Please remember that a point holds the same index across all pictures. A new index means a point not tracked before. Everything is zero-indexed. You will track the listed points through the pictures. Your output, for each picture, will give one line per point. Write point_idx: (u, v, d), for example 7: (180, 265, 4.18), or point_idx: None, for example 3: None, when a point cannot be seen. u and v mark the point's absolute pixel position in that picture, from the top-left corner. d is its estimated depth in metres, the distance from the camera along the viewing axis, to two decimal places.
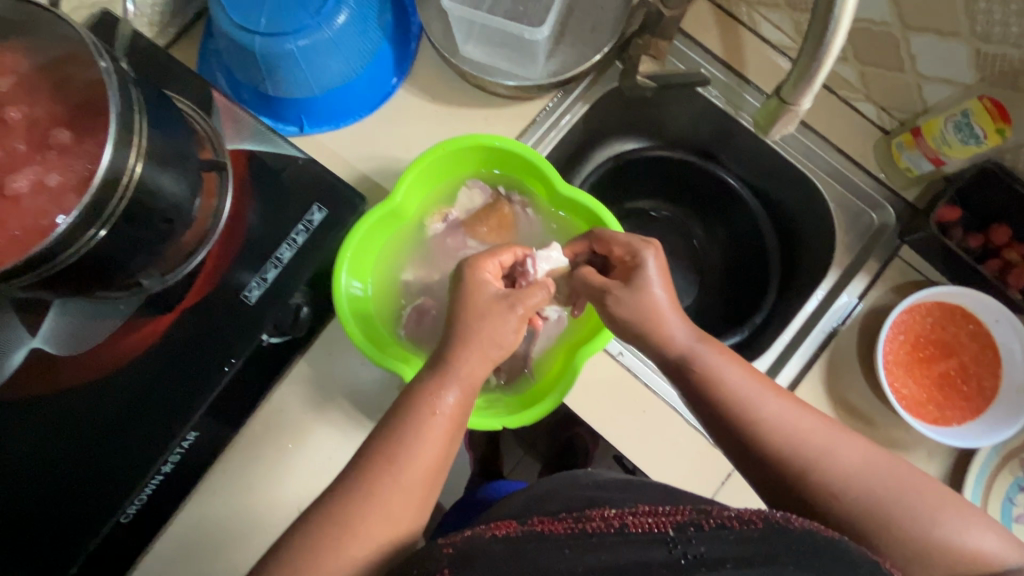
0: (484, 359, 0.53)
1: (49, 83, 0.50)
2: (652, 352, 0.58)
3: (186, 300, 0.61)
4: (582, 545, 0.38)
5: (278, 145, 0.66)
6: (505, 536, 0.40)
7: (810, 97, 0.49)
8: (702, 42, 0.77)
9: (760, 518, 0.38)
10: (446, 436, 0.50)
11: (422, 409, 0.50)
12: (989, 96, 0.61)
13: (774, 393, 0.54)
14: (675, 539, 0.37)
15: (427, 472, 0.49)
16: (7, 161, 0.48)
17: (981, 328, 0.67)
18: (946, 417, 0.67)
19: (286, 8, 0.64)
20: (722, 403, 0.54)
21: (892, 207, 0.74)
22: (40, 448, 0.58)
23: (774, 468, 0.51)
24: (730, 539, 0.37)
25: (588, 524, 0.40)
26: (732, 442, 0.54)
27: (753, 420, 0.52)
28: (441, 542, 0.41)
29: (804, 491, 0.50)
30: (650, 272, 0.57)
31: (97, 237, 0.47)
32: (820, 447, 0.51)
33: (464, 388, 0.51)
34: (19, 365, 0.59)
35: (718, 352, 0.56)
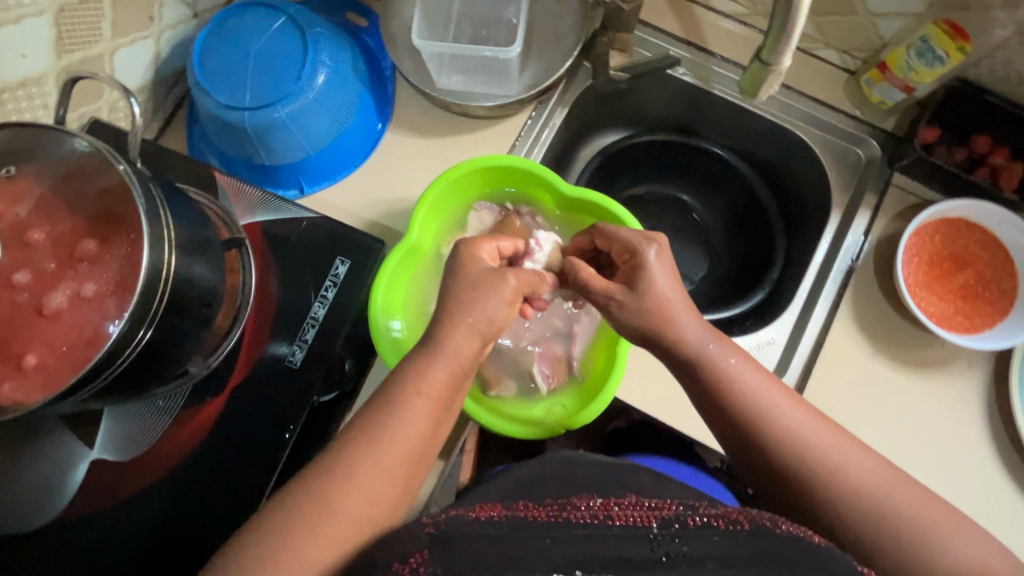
0: (473, 332, 0.51)
1: (65, 199, 0.51)
2: (663, 355, 0.56)
3: (233, 379, 0.62)
4: (565, 534, 0.39)
5: (288, 210, 0.68)
6: (486, 520, 0.41)
7: (790, 55, 0.51)
8: (661, 26, 0.80)
9: (747, 520, 0.41)
10: (429, 416, 0.49)
11: (407, 389, 0.48)
12: (943, 20, 0.64)
13: (788, 400, 0.54)
14: (659, 537, 0.39)
15: (410, 451, 0.48)
16: (38, 282, 0.49)
17: (988, 234, 0.70)
18: (977, 324, 0.69)
19: (267, 81, 0.66)
20: (737, 409, 0.53)
21: (874, 139, 0.77)
22: (118, 558, 0.58)
23: (787, 475, 0.51)
24: (715, 539, 0.39)
25: (572, 514, 0.42)
26: (736, 441, 0.54)
27: (771, 425, 0.52)
28: (422, 520, 0.41)
29: (800, 495, 0.51)
30: (658, 270, 0.56)
31: (145, 338, 0.48)
32: (831, 456, 0.51)
33: (452, 368, 0.50)
34: (82, 480, 0.59)
35: (735, 357, 0.55)
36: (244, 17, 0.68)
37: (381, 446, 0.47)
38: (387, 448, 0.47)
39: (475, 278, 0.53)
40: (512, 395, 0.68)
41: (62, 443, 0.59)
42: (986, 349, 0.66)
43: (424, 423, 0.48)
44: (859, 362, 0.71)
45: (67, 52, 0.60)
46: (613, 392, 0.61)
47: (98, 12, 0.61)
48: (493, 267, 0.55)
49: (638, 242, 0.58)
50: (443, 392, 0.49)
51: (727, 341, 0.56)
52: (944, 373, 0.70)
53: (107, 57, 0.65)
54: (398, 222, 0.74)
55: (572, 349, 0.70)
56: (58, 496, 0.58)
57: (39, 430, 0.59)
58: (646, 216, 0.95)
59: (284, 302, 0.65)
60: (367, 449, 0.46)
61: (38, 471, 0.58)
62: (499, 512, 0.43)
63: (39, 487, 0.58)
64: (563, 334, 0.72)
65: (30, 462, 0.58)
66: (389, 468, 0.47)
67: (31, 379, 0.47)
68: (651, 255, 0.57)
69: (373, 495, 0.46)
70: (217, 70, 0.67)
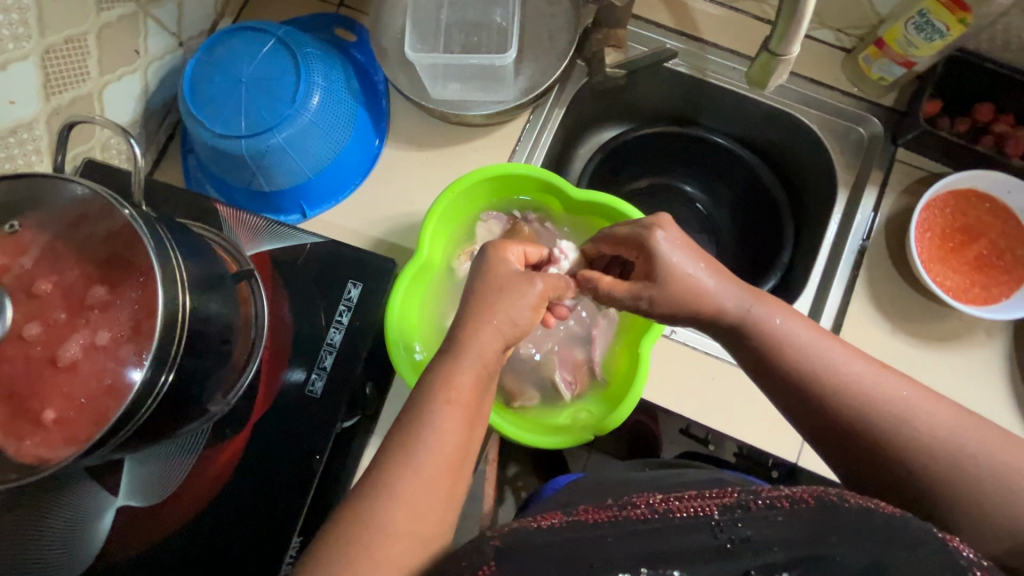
0: (498, 333, 0.50)
1: (70, 246, 0.50)
2: (703, 320, 0.55)
3: (254, 413, 0.61)
4: (629, 534, 0.36)
5: (292, 236, 0.67)
6: (548, 528, 0.38)
7: (798, 44, 0.51)
8: (652, 18, 0.79)
9: (813, 497, 0.37)
10: (464, 422, 0.47)
11: (437, 398, 0.46)
12: None
13: (843, 350, 0.51)
14: (721, 524, 0.37)
15: (450, 461, 0.45)
16: (50, 334, 0.47)
17: (998, 203, 0.70)
18: (994, 295, 0.69)
19: (262, 106, 0.65)
20: (789, 365, 0.51)
21: (875, 116, 0.77)
22: None
23: (859, 432, 0.48)
24: (778, 521, 0.36)
25: (633, 511, 0.38)
26: (796, 407, 0.51)
27: (831, 382, 0.49)
28: (486, 534, 0.38)
29: (879, 456, 0.48)
30: (671, 245, 0.55)
31: (167, 381, 0.48)
32: (902, 406, 0.47)
33: (478, 370, 0.48)
34: (110, 529, 0.58)
35: (778, 311, 0.53)
36: (232, 42, 0.67)
37: (418, 460, 0.45)
38: (427, 462, 0.45)
39: (495, 283, 0.52)
40: (535, 405, 0.67)
41: (86, 494, 0.58)
42: (1005, 319, 0.66)
43: (457, 429, 0.46)
44: (880, 342, 0.70)
45: (56, 94, 0.59)
46: (640, 392, 0.60)
47: (84, 50, 0.60)
48: (519, 269, 0.54)
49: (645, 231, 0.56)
50: (473, 396, 0.48)
51: (768, 297, 0.54)
52: (964, 345, 0.70)
53: (96, 96, 0.63)
54: (405, 239, 0.73)
55: (592, 353, 0.70)
56: (84, 552, 0.57)
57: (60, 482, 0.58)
58: (651, 210, 0.95)
59: (298, 329, 0.64)
60: (403, 462, 0.44)
61: (62, 526, 0.57)
62: (561, 518, 0.39)
63: (66, 540, 0.57)
64: (581, 339, 0.71)
65: (54, 516, 0.57)
66: (446, 491, 0.45)
67: (52, 434, 0.46)
68: (659, 239, 0.55)
69: (421, 512, 0.43)
70: (210, 98, 0.66)
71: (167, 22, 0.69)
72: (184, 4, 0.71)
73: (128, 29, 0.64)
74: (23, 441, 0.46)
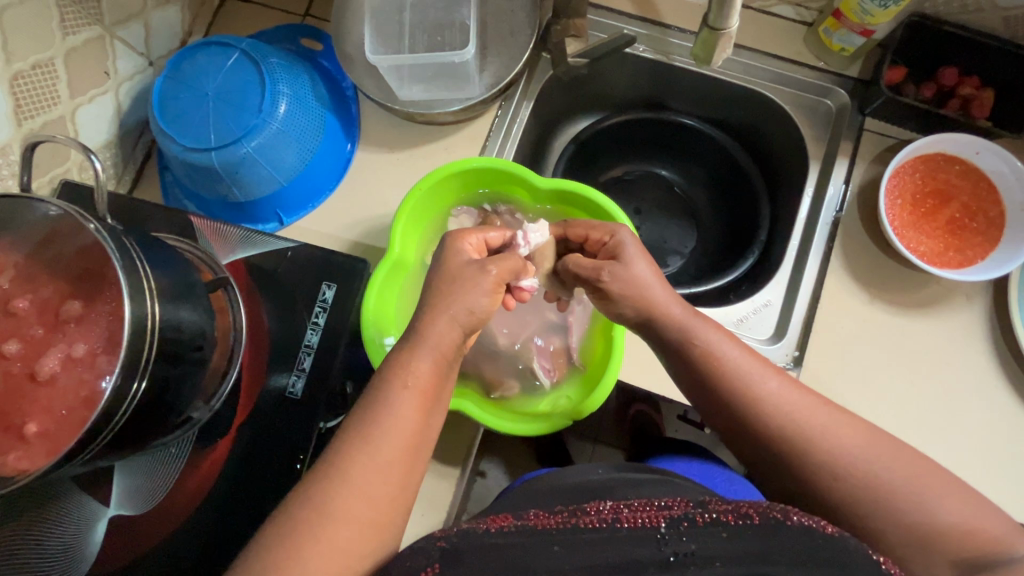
0: (453, 322, 0.51)
1: (46, 265, 0.51)
2: (650, 334, 0.57)
3: (237, 418, 0.63)
4: (570, 541, 0.39)
5: (267, 243, 0.68)
6: (499, 531, 0.41)
7: (737, 17, 0.51)
8: (613, 6, 0.80)
9: (759, 514, 0.40)
10: (420, 408, 0.48)
11: (393, 383, 0.48)
12: None
13: (771, 370, 0.54)
14: (666, 537, 0.39)
15: (406, 445, 0.47)
16: (29, 350, 0.49)
17: (968, 165, 0.70)
18: (970, 257, 0.68)
19: (229, 118, 0.66)
20: (723, 382, 0.53)
21: (842, 87, 0.76)
22: None
23: (779, 447, 0.51)
24: (723, 537, 0.39)
25: (582, 519, 0.41)
26: (717, 412, 0.54)
27: (757, 401, 0.52)
28: (436, 534, 0.42)
29: (793, 474, 0.50)
30: (632, 251, 0.58)
31: (141, 389, 0.49)
32: (815, 425, 0.50)
33: (436, 358, 0.49)
34: (103, 539, 0.59)
35: (715, 330, 0.55)
36: (197, 59, 0.68)
37: (376, 442, 0.46)
38: (382, 445, 0.46)
39: (459, 273, 0.53)
40: (516, 393, 0.68)
41: (80, 505, 0.60)
42: (979, 281, 0.66)
43: (415, 415, 0.48)
44: (857, 312, 0.70)
45: (28, 119, 0.60)
46: (615, 376, 0.61)
47: (53, 75, 0.62)
48: (476, 259, 0.55)
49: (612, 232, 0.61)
50: (431, 384, 0.49)
51: (709, 319, 0.56)
52: (944, 309, 0.69)
53: (68, 118, 0.65)
54: (380, 239, 0.74)
55: (570, 340, 0.71)
56: (77, 564, 0.59)
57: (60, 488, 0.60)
58: (630, 197, 0.95)
59: (277, 334, 0.65)
60: (362, 447, 0.46)
61: (55, 535, 0.59)
62: (512, 522, 0.43)
63: (59, 553, 0.59)
64: (559, 326, 0.72)
65: (48, 526, 0.59)
66: (398, 470, 0.47)
67: (34, 447, 0.47)
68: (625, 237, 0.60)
69: (375, 501, 0.46)
70: (178, 114, 0.67)
71: (135, 43, 0.71)
72: (151, 24, 0.72)
73: (95, 52, 0.66)
74: (7, 456, 0.48)
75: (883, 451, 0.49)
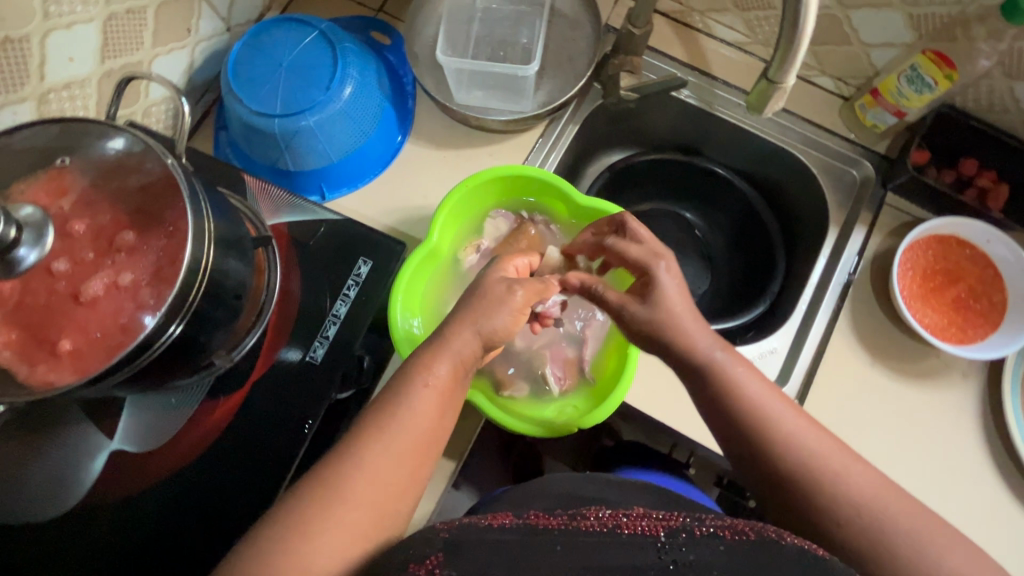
0: (478, 334, 0.55)
1: (107, 193, 0.52)
2: (671, 359, 0.59)
3: (254, 374, 0.64)
4: (571, 541, 0.39)
5: (312, 211, 0.71)
6: (500, 527, 0.41)
7: (795, 74, 0.55)
8: (667, 51, 0.85)
9: (753, 531, 0.40)
10: (437, 409, 0.52)
11: (414, 383, 0.51)
12: (948, 60, 0.68)
13: (789, 409, 0.56)
14: (665, 546, 0.39)
15: (419, 445, 0.50)
16: (76, 271, 0.50)
17: (978, 250, 0.74)
18: (970, 336, 0.72)
19: (298, 90, 0.69)
20: (739, 410, 0.55)
21: (868, 160, 0.81)
22: (135, 540, 0.59)
23: (784, 484, 0.53)
24: (720, 549, 0.38)
25: (582, 522, 0.41)
26: (734, 442, 0.56)
27: (772, 434, 0.54)
28: (438, 525, 0.41)
29: (804, 511, 0.52)
30: (667, 283, 0.59)
31: (175, 332, 0.50)
32: (829, 470, 0.52)
33: (454, 365, 0.53)
34: (100, 471, 0.60)
35: (738, 362, 0.58)
36: (276, 32, 0.72)
37: (390, 433, 0.49)
38: (397, 436, 0.49)
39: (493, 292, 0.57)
40: (524, 396, 0.70)
41: (81, 435, 0.61)
42: (980, 359, 0.69)
43: (431, 416, 0.51)
44: (857, 372, 0.73)
45: (111, 58, 0.64)
46: (625, 391, 0.64)
47: (141, 22, 0.65)
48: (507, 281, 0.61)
49: (648, 262, 0.60)
50: (448, 387, 0.53)
51: (733, 350, 0.59)
52: (942, 383, 0.72)
53: (146, 63, 0.68)
54: (416, 229, 0.77)
55: (584, 351, 0.73)
56: (72, 491, 0.60)
57: (66, 440, 0.61)
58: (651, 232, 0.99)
59: (306, 302, 0.67)
60: (377, 437, 0.49)
61: (33, 486, 0.60)
62: (512, 519, 0.43)
63: (60, 478, 0.60)
64: (575, 338, 0.75)
65: (51, 449, 0.61)
66: (412, 463, 0.50)
67: (64, 364, 0.48)
68: (662, 270, 0.60)
69: (384, 489, 0.48)
70: (249, 79, 0.70)
71: (219, 7, 0.75)
72: None
73: (184, 8, 0.69)
74: (35, 367, 0.49)
75: (890, 504, 0.50)
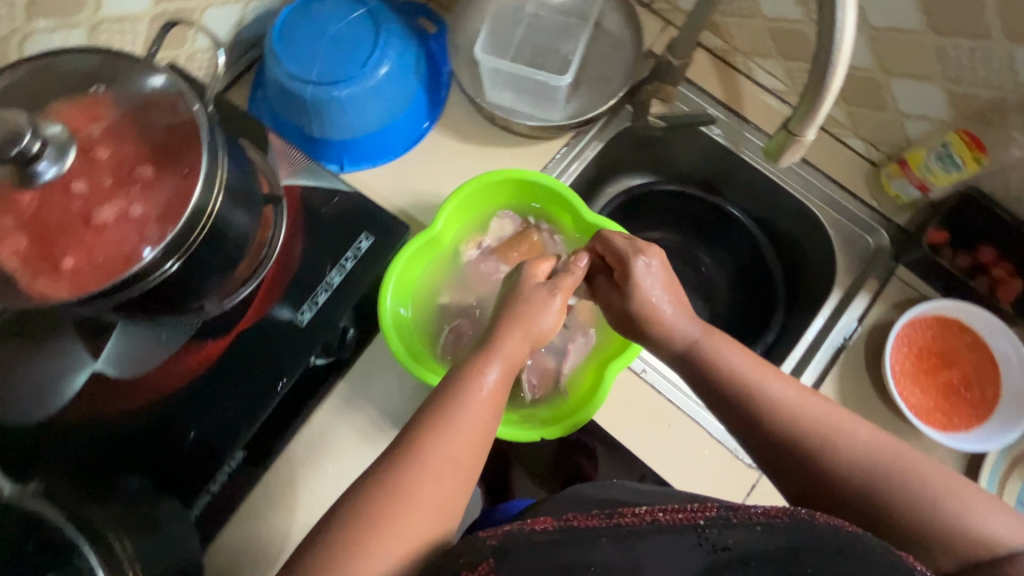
0: (526, 336, 0.58)
1: (135, 126, 0.55)
2: (659, 345, 0.63)
3: (240, 325, 0.66)
4: (617, 534, 0.39)
5: (327, 180, 0.73)
6: (541, 529, 0.41)
7: (815, 129, 0.55)
8: (705, 86, 0.85)
9: (786, 514, 0.39)
10: (489, 413, 0.53)
11: (468, 385, 0.53)
12: (978, 140, 0.67)
13: (786, 381, 0.57)
14: (705, 530, 0.38)
15: (476, 446, 0.51)
16: (93, 194, 0.52)
17: (979, 340, 0.73)
18: (954, 424, 0.71)
19: (337, 62, 0.71)
20: (737, 391, 0.57)
21: (885, 230, 0.80)
22: (98, 457, 0.61)
23: (814, 465, 0.52)
24: (755, 530, 0.38)
25: (622, 519, 0.40)
26: (753, 431, 0.56)
27: (784, 413, 0.54)
28: (483, 535, 0.41)
29: (852, 487, 0.51)
30: (654, 268, 0.63)
31: (170, 268, 0.53)
32: (847, 429, 0.53)
33: (506, 367, 0.56)
34: (79, 388, 0.63)
35: (720, 340, 0.60)
36: (326, 3, 0.74)
37: (448, 434, 0.50)
38: (455, 438, 0.50)
39: None
40: None
41: (67, 351, 0.63)
42: (959, 449, 0.68)
43: (485, 417, 0.53)
44: None
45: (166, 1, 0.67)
46: (593, 412, 0.64)
47: None
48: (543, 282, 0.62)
49: (629, 253, 0.63)
50: (499, 394, 0.55)
51: (716, 331, 0.61)
52: None
53: (198, 11, 0.71)
54: (424, 215, 0.78)
55: (562, 364, 0.74)
56: (49, 401, 0.62)
57: (52, 353, 0.63)
58: None
59: (303, 266, 0.68)
60: (436, 438, 0.50)
61: (14, 396, 0.62)
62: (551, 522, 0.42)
63: (41, 387, 0.62)
64: (557, 349, 0.75)
65: (38, 358, 0.63)
66: (468, 468, 0.51)
67: (65, 280, 0.51)
68: (640, 264, 0.62)
69: (444, 490, 0.49)
70: (293, 42, 0.72)
71: None
72: None
73: None
74: (38, 277, 0.51)
75: None
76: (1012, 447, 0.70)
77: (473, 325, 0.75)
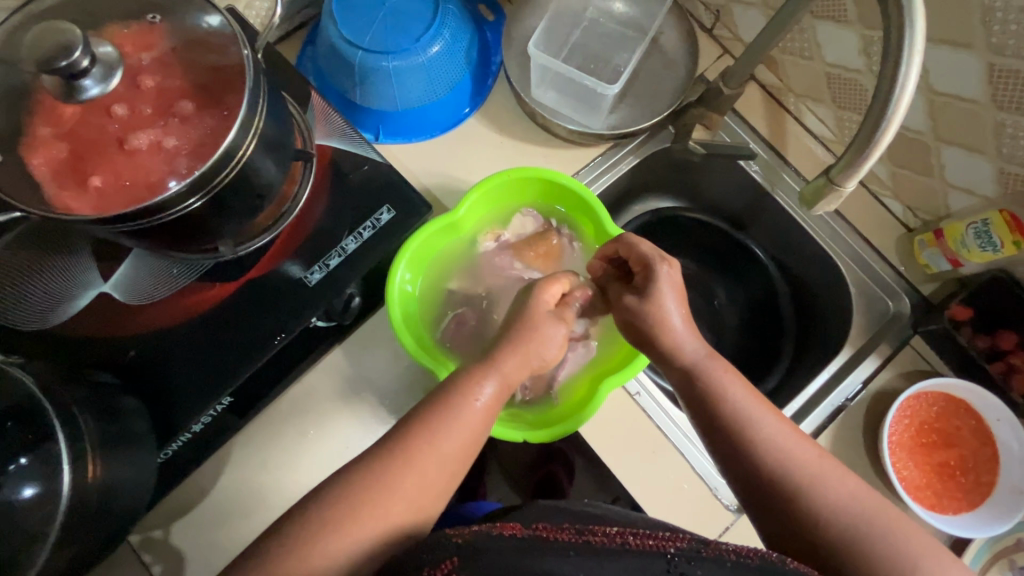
0: (524, 360, 0.58)
1: (183, 61, 0.55)
2: (663, 360, 0.62)
3: (249, 273, 0.66)
4: (586, 551, 0.38)
5: (359, 146, 0.73)
6: (511, 535, 0.40)
7: (854, 182, 0.54)
8: (751, 121, 0.84)
9: (756, 557, 0.39)
10: (478, 425, 0.53)
11: (463, 394, 0.53)
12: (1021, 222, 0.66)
13: (782, 426, 0.56)
14: (674, 559, 0.38)
15: (464, 449, 0.52)
16: (131, 120, 0.52)
17: (983, 425, 0.71)
18: (942, 505, 0.69)
19: (391, 33, 0.71)
20: (728, 422, 0.56)
21: (908, 297, 0.79)
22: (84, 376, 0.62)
23: (793, 517, 0.51)
24: (727, 566, 0.38)
25: (592, 537, 0.40)
26: (737, 469, 0.55)
27: (775, 459, 0.54)
28: (450, 532, 0.42)
29: (824, 545, 0.50)
30: (667, 285, 0.61)
31: (193, 206, 0.53)
32: (838, 492, 0.51)
33: (500, 382, 0.55)
34: (83, 305, 0.64)
35: (724, 369, 0.59)
36: None
37: (437, 434, 0.51)
38: (444, 438, 0.51)
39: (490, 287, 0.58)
40: None
41: (79, 267, 0.65)
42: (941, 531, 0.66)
43: (476, 425, 0.53)
44: None
45: None
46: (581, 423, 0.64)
47: None
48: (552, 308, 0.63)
49: (655, 259, 0.63)
50: (491, 409, 0.55)
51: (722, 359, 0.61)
52: None
53: None
54: (448, 198, 0.78)
55: (558, 371, 0.72)
56: (52, 313, 0.63)
57: (64, 267, 0.65)
58: None
59: (320, 226, 0.68)
60: (426, 437, 0.51)
61: (25, 302, 0.63)
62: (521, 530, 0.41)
63: (47, 298, 0.64)
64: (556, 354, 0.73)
65: (50, 270, 0.64)
66: (450, 469, 0.52)
67: (88, 198, 0.51)
68: (664, 271, 0.62)
69: (426, 485, 0.50)
70: (351, 5, 0.72)
71: None
72: None
73: None
74: (62, 190, 0.51)
75: None
76: (998, 540, 0.68)
77: (476, 315, 0.76)
